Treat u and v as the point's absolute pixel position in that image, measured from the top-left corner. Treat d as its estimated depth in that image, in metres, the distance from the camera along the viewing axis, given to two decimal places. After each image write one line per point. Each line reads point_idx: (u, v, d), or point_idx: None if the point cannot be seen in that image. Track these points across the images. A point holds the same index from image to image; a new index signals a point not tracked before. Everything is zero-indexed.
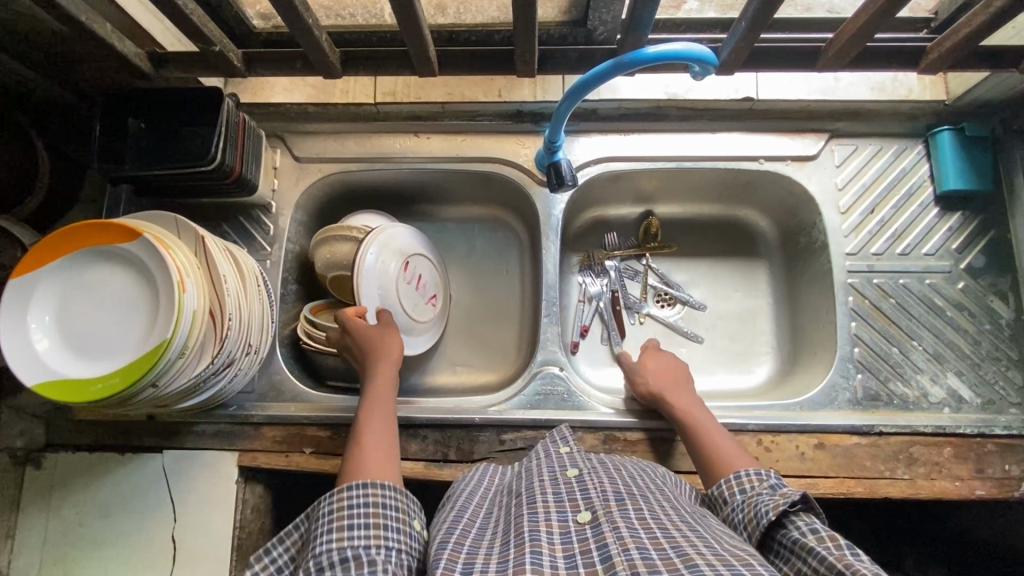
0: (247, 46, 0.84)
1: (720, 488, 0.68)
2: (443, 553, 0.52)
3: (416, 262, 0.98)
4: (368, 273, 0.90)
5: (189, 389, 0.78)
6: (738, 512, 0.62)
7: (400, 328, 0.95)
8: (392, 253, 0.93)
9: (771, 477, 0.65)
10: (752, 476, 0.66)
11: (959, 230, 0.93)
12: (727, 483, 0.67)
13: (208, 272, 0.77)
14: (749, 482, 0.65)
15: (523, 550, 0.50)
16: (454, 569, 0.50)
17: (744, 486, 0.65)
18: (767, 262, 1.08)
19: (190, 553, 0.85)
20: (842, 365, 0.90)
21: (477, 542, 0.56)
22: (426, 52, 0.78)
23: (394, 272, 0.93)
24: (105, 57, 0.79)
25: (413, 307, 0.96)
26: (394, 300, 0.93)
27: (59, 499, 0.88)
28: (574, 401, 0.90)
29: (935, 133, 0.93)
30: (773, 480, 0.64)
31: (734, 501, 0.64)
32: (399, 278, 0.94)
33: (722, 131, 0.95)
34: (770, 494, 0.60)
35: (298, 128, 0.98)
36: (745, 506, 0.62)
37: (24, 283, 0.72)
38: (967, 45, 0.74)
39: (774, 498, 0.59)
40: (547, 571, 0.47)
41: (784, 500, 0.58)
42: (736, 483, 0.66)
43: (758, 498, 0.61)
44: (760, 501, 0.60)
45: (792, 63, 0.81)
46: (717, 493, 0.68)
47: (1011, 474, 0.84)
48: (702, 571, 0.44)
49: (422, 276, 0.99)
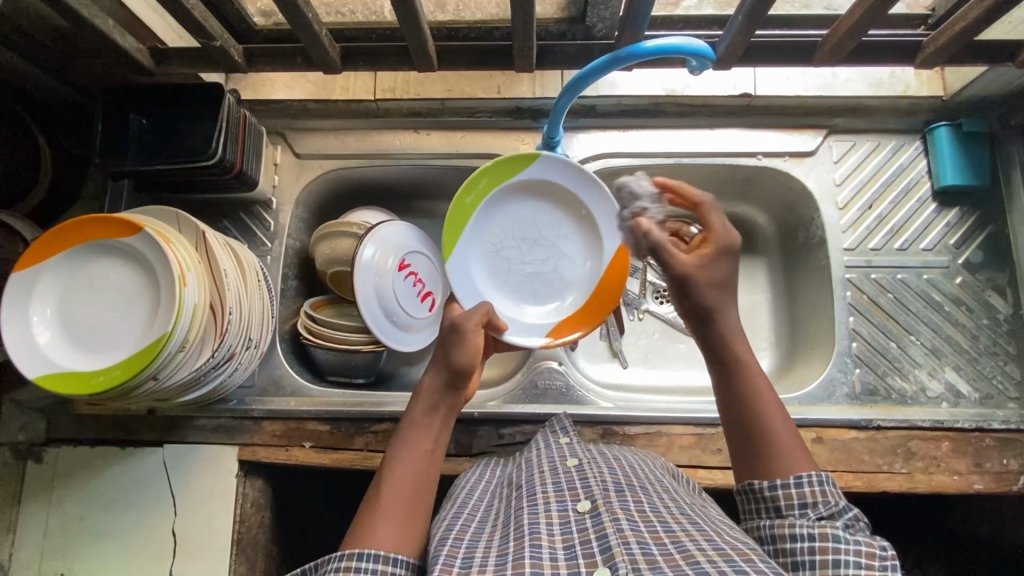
0: (248, 41, 0.84)
1: (773, 491, 0.58)
2: (442, 548, 0.51)
3: (456, 242, 0.83)
4: (577, 217, 0.86)
5: (192, 383, 0.78)
6: (804, 551, 0.51)
7: (522, 313, 0.86)
8: (545, 188, 0.84)
9: (848, 508, 0.55)
10: (816, 489, 0.56)
11: (957, 225, 0.93)
12: (783, 488, 0.57)
13: (209, 265, 0.77)
14: (812, 498, 0.56)
15: (523, 543, 0.50)
16: (454, 565, 0.49)
17: (806, 502, 0.56)
18: (766, 258, 1.08)
19: (190, 547, 0.86)
20: (840, 360, 0.91)
21: (477, 535, 0.55)
22: (425, 47, 0.78)
23: (510, 236, 0.86)
24: (107, 52, 0.80)
25: (508, 278, 0.86)
26: (532, 275, 0.87)
27: (60, 492, 0.89)
28: (573, 395, 0.91)
29: (933, 128, 0.94)
30: (839, 505, 0.55)
31: (797, 527, 0.53)
32: (516, 243, 0.86)
33: (720, 127, 0.96)
34: (853, 547, 0.50)
35: (299, 124, 0.99)
36: (816, 551, 0.50)
37: (26, 277, 0.73)
38: (962, 40, 0.74)
39: (864, 562, 0.48)
40: (547, 565, 0.47)
41: (880, 571, 0.48)
42: (796, 494, 0.56)
43: (836, 546, 0.50)
44: (842, 556, 0.49)
45: (790, 57, 0.82)
46: (768, 495, 0.58)
47: (1010, 468, 0.84)
48: (703, 568, 0.43)
49: (450, 265, 0.83)
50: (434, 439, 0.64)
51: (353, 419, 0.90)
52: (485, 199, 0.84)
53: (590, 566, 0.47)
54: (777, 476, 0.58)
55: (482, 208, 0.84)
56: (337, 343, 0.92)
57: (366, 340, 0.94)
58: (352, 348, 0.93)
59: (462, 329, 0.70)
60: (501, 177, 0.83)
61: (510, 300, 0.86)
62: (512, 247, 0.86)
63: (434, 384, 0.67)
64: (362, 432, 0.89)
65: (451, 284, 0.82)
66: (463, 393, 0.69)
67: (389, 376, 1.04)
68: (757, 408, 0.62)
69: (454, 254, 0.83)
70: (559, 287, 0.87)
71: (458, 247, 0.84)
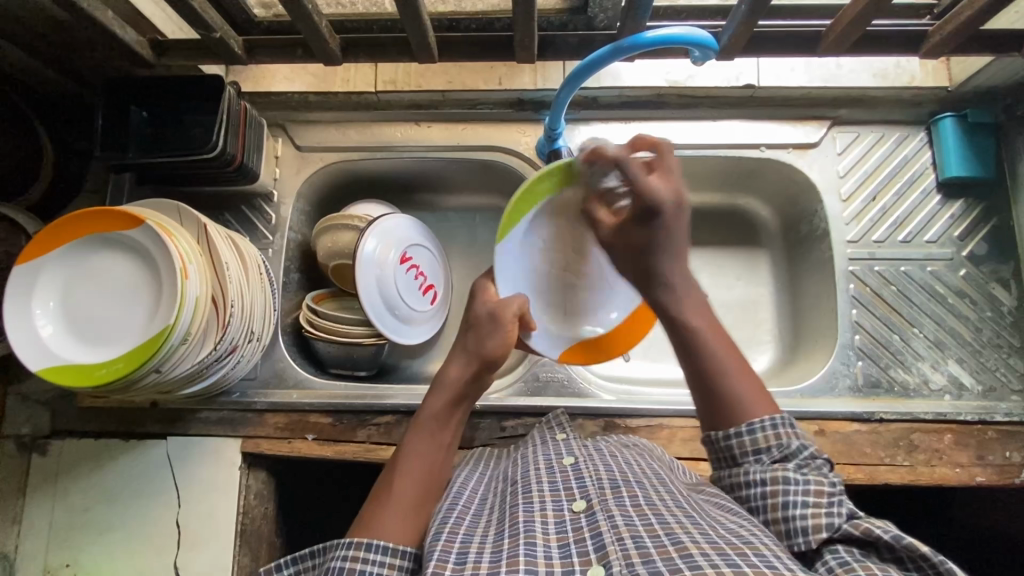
0: (248, 33, 0.84)
1: (728, 441, 0.59)
2: (437, 543, 0.51)
3: (512, 230, 0.81)
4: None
5: (195, 375, 0.78)
6: (756, 491, 0.55)
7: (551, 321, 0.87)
8: None
9: (800, 448, 0.57)
10: (769, 434, 0.57)
11: (962, 217, 0.93)
12: (737, 437, 0.59)
13: (211, 258, 0.77)
14: (766, 444, 0.57)
15: (517, 541, 0.50)
16: (448, 560, 0.49)
17: (760, 448, 0.57)
18: (769, 251, 1.07)
19: (195, 538, 0.86)
20: (843, 352, 0.91)
21: (472, 529, 0.55)
22: (426, 39, 0.78)
23: (563, 245, 0.85)
24: (107, 44, 0.80)
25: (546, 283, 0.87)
26: (569, 289, 0.88)
27: (64, 484, 0.89)
28: (574, 389, 0.91)
29: (938, 119, 0.93)
30: (793, 446, 0.57)
31: (750, 472, 0.56)
32: (561, 249, 0.86)
33: (722, 119, 0.95)
34: (801, 485, 0.53)
35: (301, 117, 0.98)
36: (767, 494, 0.54)
37: (29, 269, 0.73)
38: (969, 29, 0.74)
39: (812, 501, 0.52)
40: (541, 563, 0.48)
41: (826, 509, 0.51)
42: (748, 442, 0.58)
43: (785, 488, 0.53)
44: (791, 499, 0.52)
45: (794, 47, 0.81)
46: (723, 445, 0.60)
47: (1012, 461, 0.83)
48: (697, 562, 0.44)
49: (497, 252, 0.80)
50: (452, 432, 0.67)
51: (355, 412, 0.90)
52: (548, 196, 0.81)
53: (584, 564, 0.47)
54: (738, 424, 0.59)
55: (549, 201, 0.81)
56: (338, 336, 0.92)
57: (367, 333, 0.94)
58: (354, 341, 0.93)
59: (498, 320, 0.73)
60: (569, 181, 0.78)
61: (541, 305, 0.86)
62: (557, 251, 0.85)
63: (461, 376, 0.69)
64: (364, 425, 0.89)
65: (495, 268, 0.81)
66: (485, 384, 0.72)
67: (391, 369, 1.04)
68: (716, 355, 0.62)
69: (505, 240, 0.81)
70: (589, 307, 0.88)
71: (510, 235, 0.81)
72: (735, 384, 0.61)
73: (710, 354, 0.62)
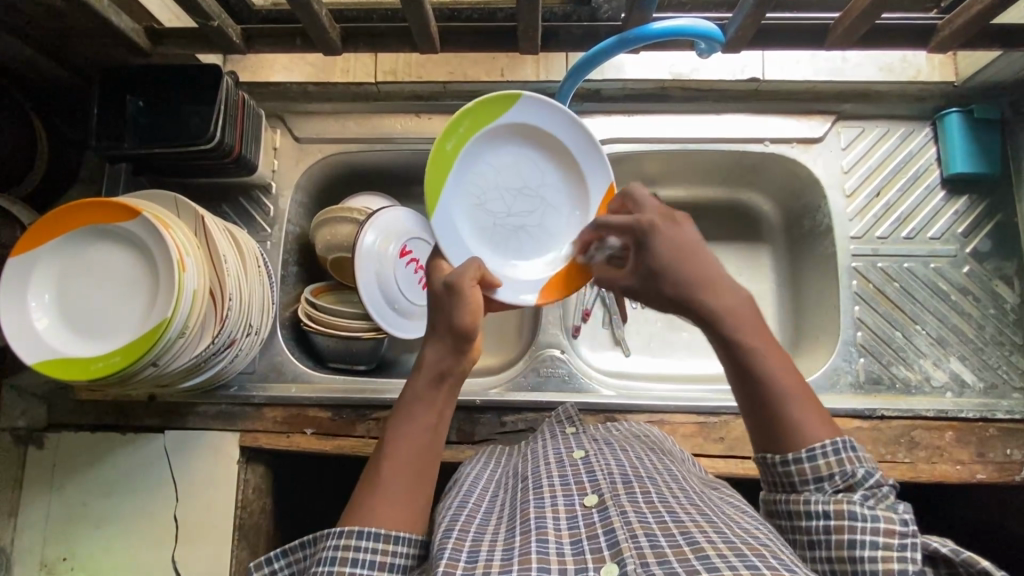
0: (246, 22, 0.83)
1: (786, 466, 0.54)
2: (447, 542, 0.50)
3: (440, 195, 0.70)
4: (566, 164, 0.76)
5: (192, 369, 0.78)
6: (821, 526, 0.51)
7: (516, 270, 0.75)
8: (535, 132, 0.74)
9: (867, 475, 0.52)
10: (831, 460, 0.52)
11: (965, 214, 0.92)
12: (795, 462, 0.53)
13: (207, 250, 0.76)
14: (827, 471, 0.52)
15: (529, 537, 0.50)
16: (459, 559, 0.48)
17: (821, 475, 0.52)
18: (771, 246, 1.07)
19: (193, 532, 0.86)
20: (845, 349, 0.90)
21: (482, 527, 0.54)
22: (428, 29, 0.77)
23: (492, 185, 0.74)
24: (101, 32, 0.78)
25: (495, 231, 0.75)
26: (520, 229, 0.76)
27: (61, 477, 0.89)
28: (575, 384, 0.91)
29: (944, 115, 0.92)
30: (858, 475, 0.52)
31: (813, 502, 0.52)
32: (498, 193, 0.74)
33: (727, 112, 0.94)
34: (869, 522, 0.49)
35: (299, 108, 0.97)
36: (832, 530, 0.50)
37: (22, 262, 0.72)
38: (979, 23, 0.73)
39: (882, 541, 0.48)
40: (555, 560, 0.47)
41: (898, 552, 0.47)
42: (809, 468, 0.53)
43: (852, 525, 0.49)
44: (859, 537, 0.48)
45: (801, 40, 0.80)
46: (781, 470, 0.54)
47: (1013, 458, 0.83)
48: (713, 563, 0.43)
49: (434, 220, 0.69)
50: (437, 412, 0.60)
51: (354, 407, 0.89)
52: (468, 144, 0.71)
53: (599, 562, 0.46)
54: (796, 449, 0.54)
55: (472, 143, 0.71)
56: (337, 330, 0.92)
57: (366, 327, 0.93)
58: (353, 335, 0.92)
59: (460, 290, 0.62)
60: (487, 119, 0.71)
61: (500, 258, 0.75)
62: (494, 196, 0.74)
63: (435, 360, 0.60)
64: (363, 419, 0.89)
65: (439, 240, 0.69)
66: (471, 359, 0.63)
67: (391, 363, 1.03)
68: (770, 376, 0.55)
69: (439, 205, 0.70)
70: (546, 243, 0.76)
71: (441, 195, 0.70)
72: (792, 411, 0.54)
73: (765, 377, 0.55)
